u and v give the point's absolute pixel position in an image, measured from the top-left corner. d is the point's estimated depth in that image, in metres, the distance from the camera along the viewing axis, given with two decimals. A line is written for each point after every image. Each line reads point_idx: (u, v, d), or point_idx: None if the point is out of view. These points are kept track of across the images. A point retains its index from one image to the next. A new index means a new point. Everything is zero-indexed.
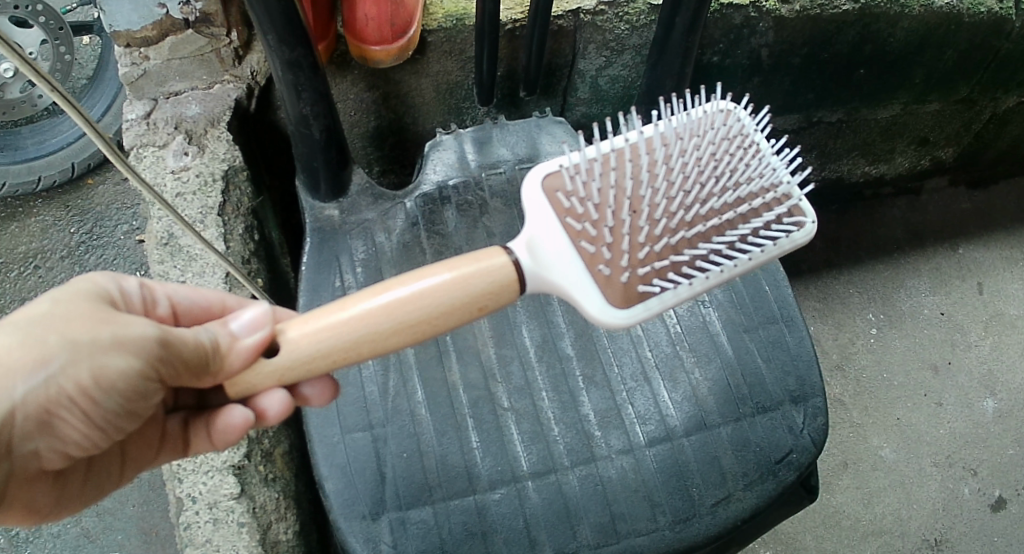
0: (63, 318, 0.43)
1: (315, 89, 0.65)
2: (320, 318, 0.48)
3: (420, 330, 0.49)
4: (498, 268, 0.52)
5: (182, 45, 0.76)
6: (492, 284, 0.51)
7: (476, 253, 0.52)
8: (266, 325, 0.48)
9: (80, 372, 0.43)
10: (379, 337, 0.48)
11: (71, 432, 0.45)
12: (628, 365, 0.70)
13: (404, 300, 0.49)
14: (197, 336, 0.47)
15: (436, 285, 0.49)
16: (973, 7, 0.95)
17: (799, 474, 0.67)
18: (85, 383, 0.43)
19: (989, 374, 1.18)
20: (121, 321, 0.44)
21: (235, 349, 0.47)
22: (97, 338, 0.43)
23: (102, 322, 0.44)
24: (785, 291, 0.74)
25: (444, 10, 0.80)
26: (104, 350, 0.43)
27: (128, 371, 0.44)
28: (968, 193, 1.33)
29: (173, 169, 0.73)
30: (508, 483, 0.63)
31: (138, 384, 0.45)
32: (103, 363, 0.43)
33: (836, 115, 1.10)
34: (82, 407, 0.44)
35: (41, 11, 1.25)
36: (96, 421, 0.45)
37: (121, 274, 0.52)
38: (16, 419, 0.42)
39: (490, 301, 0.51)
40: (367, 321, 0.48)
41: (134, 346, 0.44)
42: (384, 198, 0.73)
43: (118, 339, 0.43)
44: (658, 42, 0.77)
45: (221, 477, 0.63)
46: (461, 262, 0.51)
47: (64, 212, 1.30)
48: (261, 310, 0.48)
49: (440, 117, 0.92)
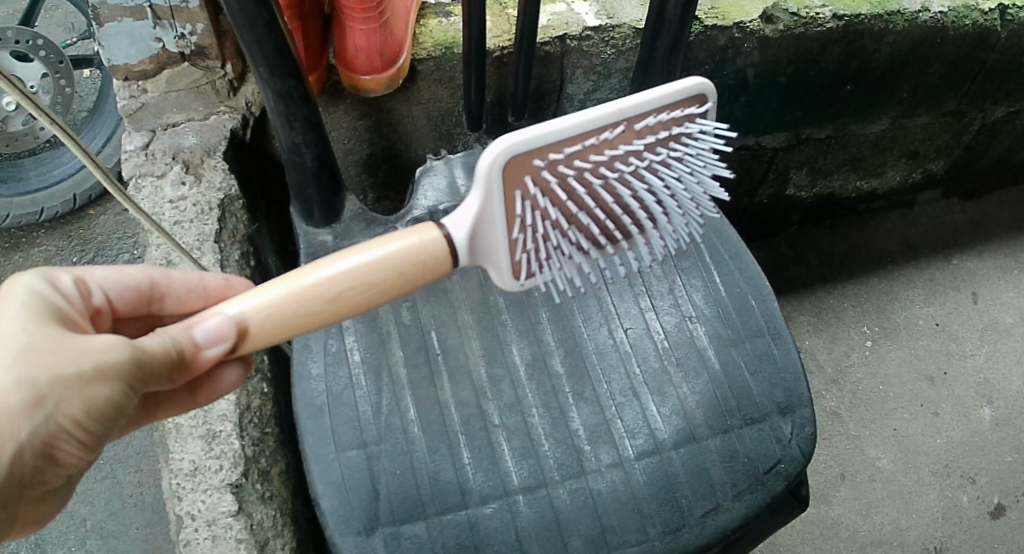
0: (44, 353, 0.44)
1: (306, 119, 0.67)
2: (269, 316, 0.50)
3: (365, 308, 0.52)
4: (431, 244, 0.53)
5: (179, 78, 0.80)
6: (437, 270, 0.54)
7: (411, 231, 0.53)
8: (228, 339, 0.49)
9: (73, 406, 0.44)
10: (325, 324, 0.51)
11: (70, 457, 0.48)
12: (616, 382, 0.71)
13: (343, 280, 0.50)
14: (165, 347, 0.48)
15: (382, 268, 0.51)
16: (957, 20, 0.97)
17: (788, 484, 0.68)
18: (79, 416, 0.45)
19: (986, 383, 1.19)
20: (94, 347, 0.45)
21: (201, 358, 0.49)
22: (82, 371, 0.44)
23: (80, 351, 0.45)
24: (772, 306, 0.76)
25: (433, 39, 0.83)
26: (92, 381, 0.45)
27: (115, 394, 0.46)
28: (960, 204, 1.35)
29: (172, 198, 0.75)
30: (500, 498, 0.65)
31: (125, 404, 0.47)
32: (92, 394, 0.45)
33: (824, 131, 1.12)
34: (79, 436, 0.46)
35: (42, 46, 1.28)
36: (90, 444, 0.48)
37: (51, 272, 0.51)
38: (23, 457, 0.44)
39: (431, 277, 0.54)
40: (315, 313, 0.50)
41: (117, 372, 0.46)
42: (376, 223, 0.75)
43: (100, 367, 0.45)
44: (642, 65, 0.79)
45: (219, 495, 0.65)
46: (399, 241, 0.52)
47: (67, 242, 1.32)
48: (224, 319, 0.49)
49: (432, 143, 0.94)
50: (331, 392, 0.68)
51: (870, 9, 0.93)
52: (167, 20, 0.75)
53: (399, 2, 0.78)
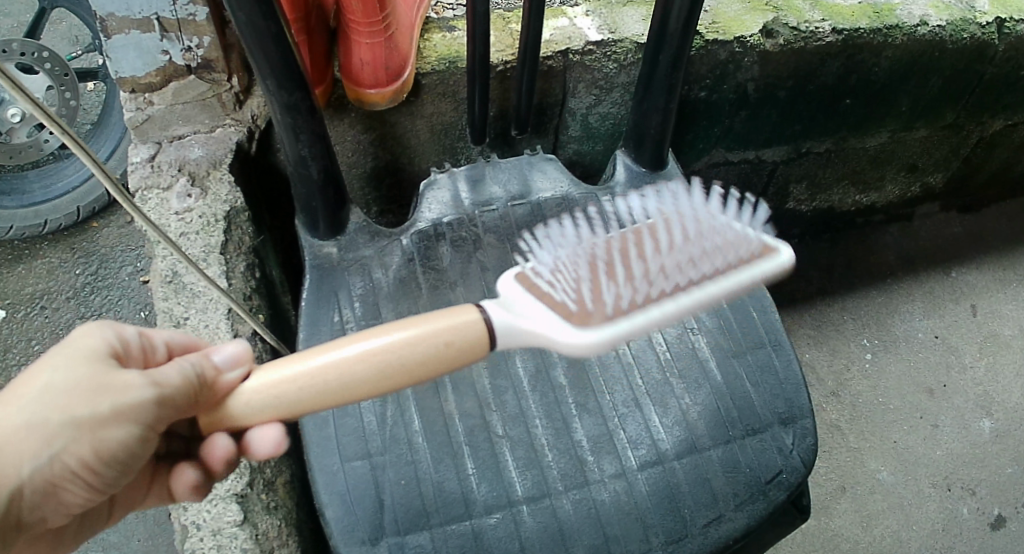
0: (64, 393, 0.45)
1: (312, 131, 0.68)
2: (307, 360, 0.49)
3: (391, 379, 0.50)
4: (471, 325, 0.52)
5: (184, 90, 0.81)
6: (464, 341, 0.51)
7: (449, 310, 0.52)
8: (244, 362, 0.51)
9: (81, 447, 0.45)
10: (360, 388, 0.50)
11: (76, 497, 0.48)
12: (619, 392, 0.72)
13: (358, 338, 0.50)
14: (184, 374, 0.48)
15: (412, 336, 0.50)
16: (955, 34, 0.98)
17: (789, 494, 0.69)
18: (86, 458, 0.46)
19: (985, 395, 1.20)
20: (118, 389, 0.46)
21: (221, 382, 0.50)
22: (97, 413, 0.45)
23: (101, 391, 0.46)
24: (773, 318, 0.77)
25: (437, 53, 0.84)
26: (104, 424, 0.46)
27: (127, 439, 0.47)
28: (959, 218, 1.37)
29: (177, 210, 0.75)
30: (504, 508, 0.65)
31: (137, 448, 0.48)
32: (102, 436, 0.46)
33: (824, 145, 1.13)
34: (85, 477, 0.47)
35: (47, 58, 1.29)
36: (98, 486, 0.48)
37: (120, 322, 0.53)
38: (24, 493, 0.45)
39: (459, 355, 0.51)
40: (325, 351, 0.50)
41: (132, 415, 0.46)
42: (380, 236, 0.76)
43: (115, 410, 0.46)
44: (644, 79, 0.80)
45: (225, 505, 0.65)
46: (433, 316, 0.52)
47: (70, 254, 1.32)
48: (241, 346, 0.52)
49: (435, 157, 0.95)
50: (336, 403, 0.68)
51: (869, 23, 0.94)
52: (174, 33, 0.76)
53: (405, 16, 0.79)
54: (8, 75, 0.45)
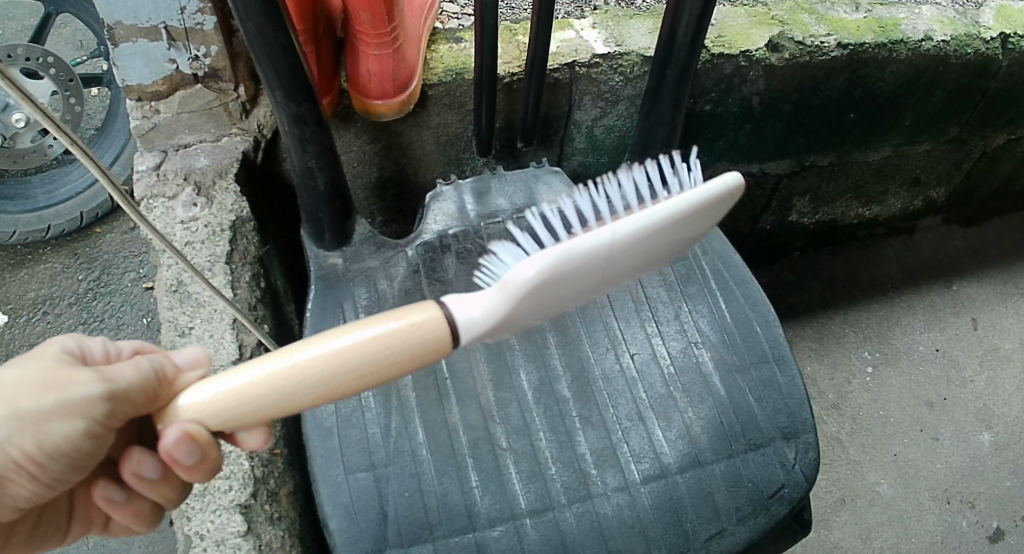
0: (13, 384, 0.45)
1: (319, 143, 0.68)
2: (266, 364, 0.45)
3: (367, 376, 0.45)
4: (432, 319, 0.47)
5: (191, 99, 0.81)
6: (426, 339, 0.46)
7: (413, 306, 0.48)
8: (203, 363, 0.51)
9: (25, 439, 0.45)
10: (331, 388, 0.45)
11: (23, 489, 0.48)
12: (622, 406, 0.72)
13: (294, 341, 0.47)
14: (139, 368, 0.47)
15: (386, 332, 0.45)
16: (959, 49, 0.99)
17: (791, 508, 0.69)
18: (30, 449, 0.45)
19: (985, 408, 1.20)
20: (68, 383, 0.46)
21: (180, 381, 0.48)
22: (41, 406, 0.45)
23: (49, 385, 0.45)
24: (776, 332, 0.77)
25: (444, 64, 0.84)
26: (49, 416, 0.45)
27: (73, 434, 0.46)
28: (961, 231, 1.37)
29: (183, 219, 0.75)
30: (507, 521, 0.65)
31: (84, 445, 0.47)
32: (46, 428, 0.45)
33: (827, 158, 1.13)
34: (30, 469, 0.47)
35: (52, 63, 1.29)
36: (43, 479, 0.48)
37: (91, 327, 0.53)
38: None
39: (420, 352, 0.46)
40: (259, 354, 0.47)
41: (77, 410, 0.45)
42: (386, 247, 0.76)
43: (59, 404, 0.45)
44: (651, 93, 0.80)
45: (228, 515, 0.65)
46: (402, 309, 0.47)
47: (72, 259, 1.32)
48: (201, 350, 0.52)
49: (441, 167, 0.95)
50: (340, 414, 0.68)
51: (874, 38, 0.94)
52: (182, 42, 0.76)
53: (412, 28, 0.79)
54: (15, 85, 0.44)
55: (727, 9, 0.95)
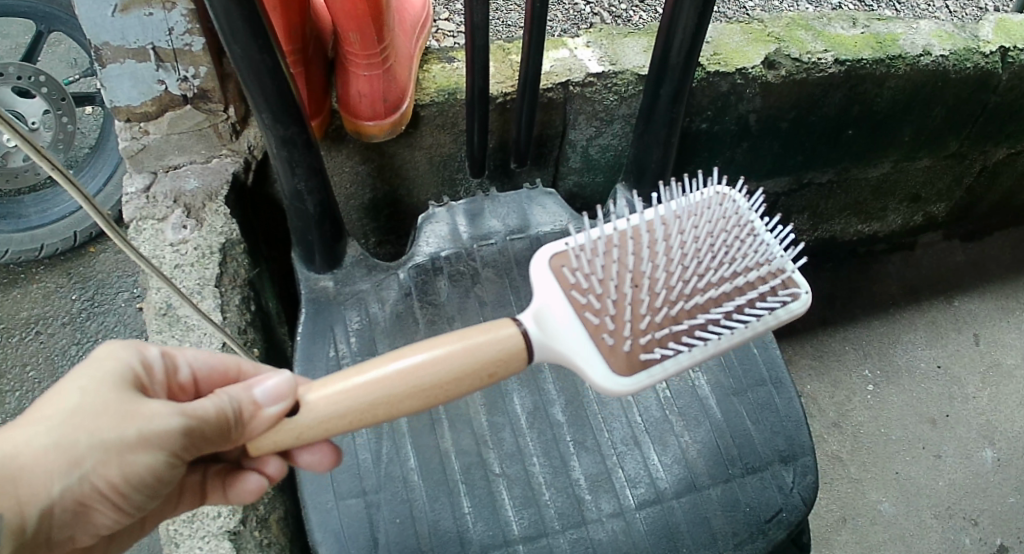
0: (92, 414, 0.43)
1: (308, 165, 0.67)
2: (338, 383, 0.48)
3: (431, 394, 0.49)
4: (508, 339, 0.52)
5: (181, 120, 0.79)
6: (502, 352, 0.51)
7: (485, 324, 0.52)
8: (287, 396, 0.48)
9: (110, 470, 0.44)
10: (420, 397, 0.49)
11: (104, 519, 0.47)
12: (617, 430, 0.71)
13: (405, 376, 0.49)
14: (220, 406, 0.46)
15: (470, 346, 0.50)
16: (958, 63, 0.98)
17: (790, 533, 0.68)
18: (115, 481, 0.44)
19: (988, 425, 1.18)
20: (145, 413, 0.44)
21: (259, 417, 0.47)
22: (124, 438, 0.43)
23: (128, 417, 0.44)
24: (774, 353, 0.75)
25: (436, 84, 0.83)
26: (132, 448, 0.44)
27: (155, 464, 0.45)
28: (962, 246, 1.36)
29: (173, 241, 0.75)
30: (500, 547, 0.64)
31: (164, 474, 0.46)
32: (130, 460, 0.44)
33: (826, 175, 1.12)
34: (113, 500, 0.45)
35: (44, 83, 1.29)
36: (124, 508, 0.47)
37: (143, 341, 0.51)
38: (53, 512, 0.43)
39: (499, 368, 0.51)
40: (377, 388, 0.48)
41: (159, 442, 0.44)
42: (377, 270, 0.75)
43: (142, 435, 0.44)
44: (645, 113, 0.80)
45: (217, 542, 0.63)
46: (480, 327, 0.51)
47: (66, 279, 1.32)
48: (284, 378, 0.48)
49: (434, 188, 0.94)
50: None
51: (872, 54, 0.93)
52: (171, 63, 0.74)
53: (403, 47, 0.78)
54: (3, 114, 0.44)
55: (722, 26, 0.94)
